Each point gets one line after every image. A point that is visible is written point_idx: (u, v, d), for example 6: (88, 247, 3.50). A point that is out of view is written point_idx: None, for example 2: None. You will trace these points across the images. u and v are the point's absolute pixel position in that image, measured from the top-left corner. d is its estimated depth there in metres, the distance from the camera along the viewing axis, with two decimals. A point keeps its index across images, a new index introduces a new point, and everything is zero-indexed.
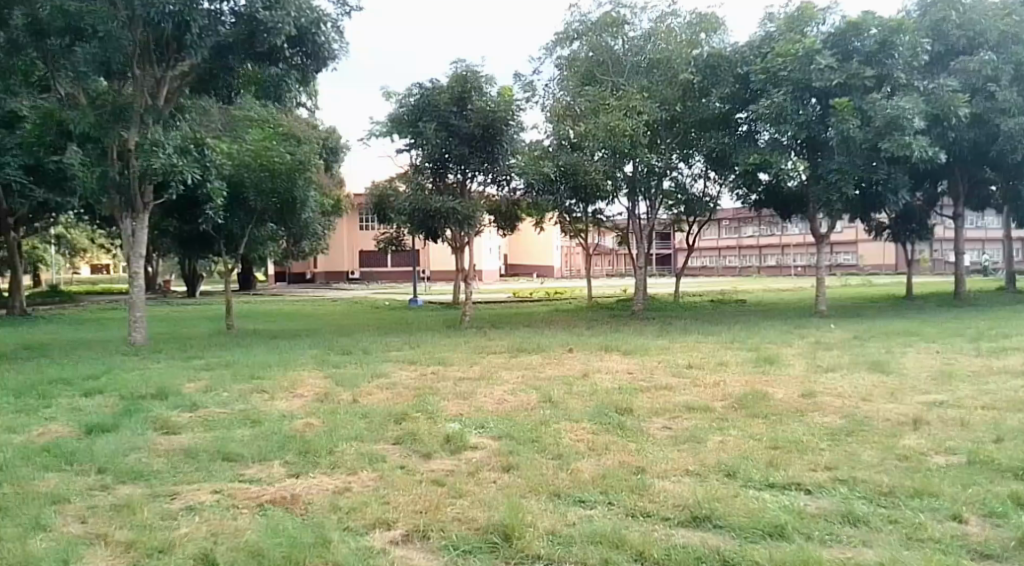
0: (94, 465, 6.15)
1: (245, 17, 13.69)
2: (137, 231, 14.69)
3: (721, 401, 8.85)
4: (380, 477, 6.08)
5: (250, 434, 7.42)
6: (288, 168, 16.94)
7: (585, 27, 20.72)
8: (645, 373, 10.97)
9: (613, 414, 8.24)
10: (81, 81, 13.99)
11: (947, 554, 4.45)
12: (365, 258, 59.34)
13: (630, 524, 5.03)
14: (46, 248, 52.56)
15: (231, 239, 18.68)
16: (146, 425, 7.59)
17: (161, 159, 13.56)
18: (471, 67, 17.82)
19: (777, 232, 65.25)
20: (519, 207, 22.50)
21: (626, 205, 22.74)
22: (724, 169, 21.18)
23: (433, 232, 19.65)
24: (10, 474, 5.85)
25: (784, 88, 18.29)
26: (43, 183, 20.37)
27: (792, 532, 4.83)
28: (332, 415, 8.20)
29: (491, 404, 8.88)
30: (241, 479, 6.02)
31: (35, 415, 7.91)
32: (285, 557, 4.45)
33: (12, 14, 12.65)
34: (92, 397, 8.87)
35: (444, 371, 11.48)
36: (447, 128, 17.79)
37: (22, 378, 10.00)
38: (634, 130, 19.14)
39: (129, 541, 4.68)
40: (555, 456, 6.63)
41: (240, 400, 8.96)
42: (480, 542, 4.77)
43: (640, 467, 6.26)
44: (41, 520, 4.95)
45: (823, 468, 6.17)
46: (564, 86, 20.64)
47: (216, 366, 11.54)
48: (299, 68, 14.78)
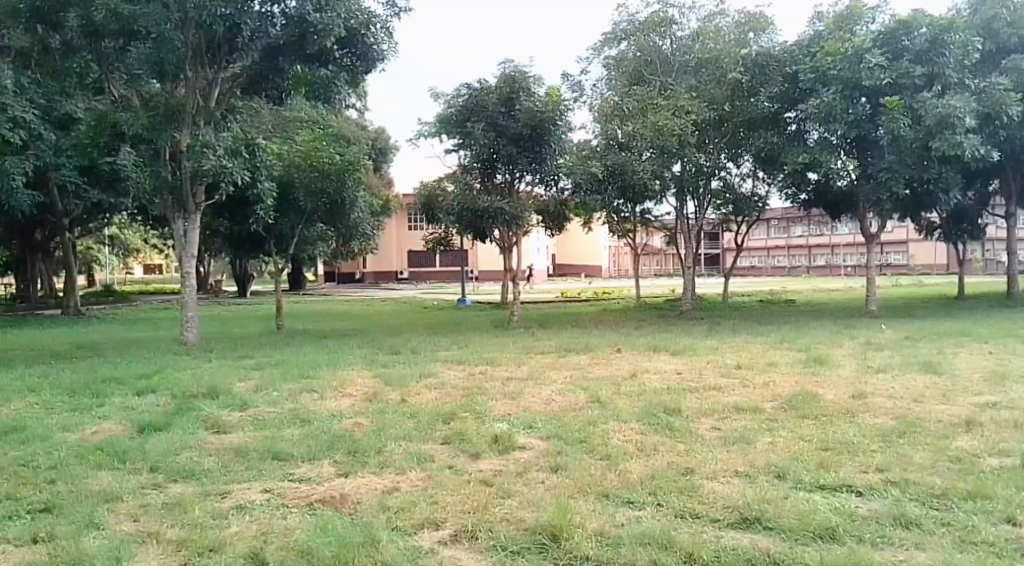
0: (147, 464, 6.21)
1: (295, 19, 13.77)
2: (188, 231, 14.97)
3: (771, 401, 8.61)
4: (428, 477, 6.01)
5: (299, 433, 7.43)
6: (338, 168, 16.97)
7: (634, 27, 20.55)
8: (694, 373, 10.76)
9: (662, 414, 8.06)
10: (136, 83, 14.36)
11: (1003, 557, 4.21)
12: (414, 258, 59.88)
13: (679, 525, 4.86)
14: (101, 249, 53.91)
15: (282, 238, 18.89)
16: (196, 424, 7.65)
17: (211, 160, 13.74)
18: (519, 67, 17.77)
19: (826, 232, 63.86)
20: (566, 207, 22.35)
21: (675, 205, 22.38)
22: (773, 170, 20.55)
23: (480, 233, 19.65)
24: (65, 472, 5.93)
25: (832, 87, 17.75)
26: (98, 184, 20.85)
27: (844, 535, 4.62)
28: (381, 415, 8.18)
29: (539, 404, 8.77)
30: (291, 478, 6.02)
31: (89, 414, 8.03)
32: (334, 556, 4.39)
33: (69, 17, 12.93)
34: (145, 397, 8.99)
35: (492, 371, 11.41)
36: (495, 129, 17.75)
37: (77, 377, 10.18)
38: (683, 130, 18.67)
39: (181, 540, 4.69)
40: (601, 456, 6.49)
41: (289, 400, 9.00)
42: (528, 542, 4.66)
43: (688, 467, 6.08)
44: (94, 518, 4.99)
45: (874, 470, 5.92)
46: (612, 86, 20.61)
47: (266, 365, 11.63)
48: (349, 69, 14.91)
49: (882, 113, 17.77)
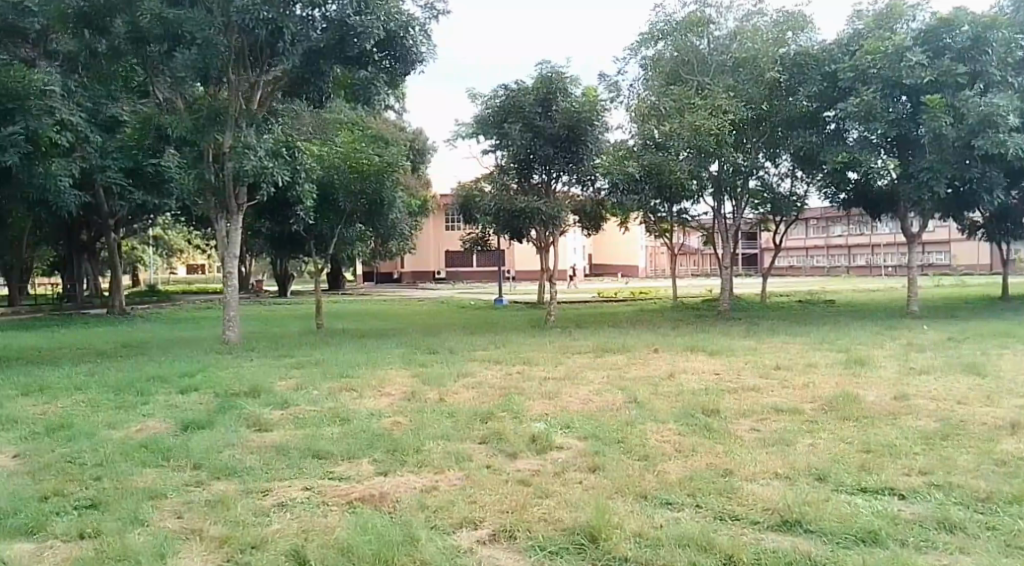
0: (190, 461, 6.31)
1: (336, 23, 13.92)
2: (232, 231, 15.15)
3: (811, 403, 8.45)
4: (465, 477, 6.00)
5: (338, 432, 7.48)
6: (376, 169, 17.10)
7: (671, 27, 20.30)
8: (732, 374, 10.62)
9: (700, 415, 7.96)
10: (180, 86, 14.60)
11: None
12: (451, 258, 60.16)
13: (718, 528, 4.78)
14: (145, 249, 55.17)
15: (321, 239, 19.05)
16: (238, 423, 7.74)
17: (253, 161, 13.90)
18: (557, 68, 17.69)
19: (866, 232, 62.71)
20: (603, 207, 22.33)
21: (711, 204, 22.11)
22: (812, 168, 20.27)
23: (517, 233, 19.71)
24: (110, 469, 6.04)
25: (873, 86, 17.40)
26: (143, 186, 21.29)
27: (886, 539, 4.51)
28: (419, 414, 8.21)
29: (576, 404, 8.73)
30: (331, 476, 6.06)
31: (134, 411, 8.18)
32: (374, 555, 4.41)
33: (116, 22, 13.21)
34: (188, 394, 9.15)
35: (529, 371, 11.37)
36: (532, 129, 17.68)
37: (123, 375, 10.39)
38: (721, 130, 18.38)
39: (223, 537, 4.74)
40: (639, 457, 6.43)
41: (329, 398, 9.08)
42: (566, 542, 4.63)
43: (728, 469, 5.98)
44: (139, 515, 5.07)
45: (917, 472, 5.77)
46: (649, 86, 20.48)
47: (306, 364, 11.76)
48: (388, 71, 14.95)
49: (922, 112, 17.35)
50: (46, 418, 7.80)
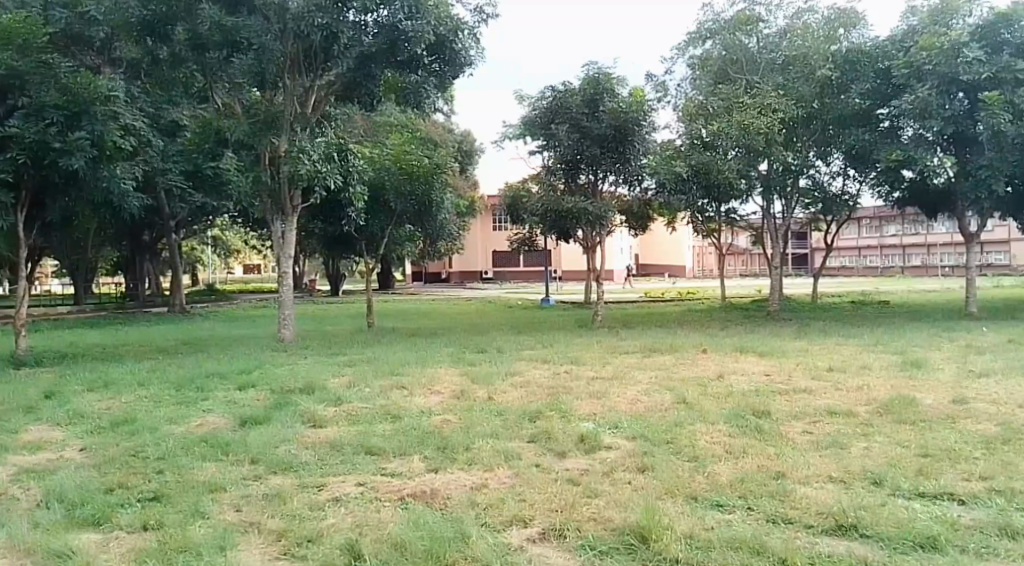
0: (248, 455, 6.47)
1: (386, 28, 14.07)
2: (287, 233, 15.43)
3: (865, 406, 8.28)
4: (515, 475, 6.04)
5: (390, 429, 7.58)
6: (425, 171, 17.37)
7: (719, 26, 20.14)
8: (784, 375, 10.47)
9: (750, 417, 7.88)
10: (237, 91, 14.99)
11: None
12: (498, 258, 60.38)
13: (771, 530, 4.75)
14: (204, 249, 56.73)
15: (372, 240, 19.22)
16: (294, 418, 7.92)
17: (307, 165, 14.14)
18: (603, 69, 17.70)
19: (921, 232, 61.15)
20: (650, 207, 22.25)
21: (761, 204, 21.81)
22: (865, 167, 19.83)
23: (564, 233, 19.68)
24: (172, 462, 6.24)
25: (928, 83, 16.93)
26: (203, 189, 22.06)
27: (946, 545, 4.43)
28: (468, 412, 8.29)
29: (625, 405, 8.70)
30: (384, 473, 6.17)
31: (194, 407, 8.42)
32: (426, 550, 4.48)
33: (177, 30, 13.61)
34: (246, 391, 9.38)
35: (577, 371, 11.36)
36: (579, 130, 17.70)
37: (185, 372, 10.69)
38: (770, 130, 18.03)
39: (280, 531, 4.86)
40: (689, 458, 6.40)
41: (380, 396, 9.24)
42: (616, 542, 4.64)
43: (780, 472, 5.92)
44: (200, 507, 5.23)
45: (977, 478, 5.64)
46: (697, 86, 20.59)
47: (358, 362, 11.95)
48: (437, 75, 15.20)
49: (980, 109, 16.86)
50: (111, 413, 8.06)
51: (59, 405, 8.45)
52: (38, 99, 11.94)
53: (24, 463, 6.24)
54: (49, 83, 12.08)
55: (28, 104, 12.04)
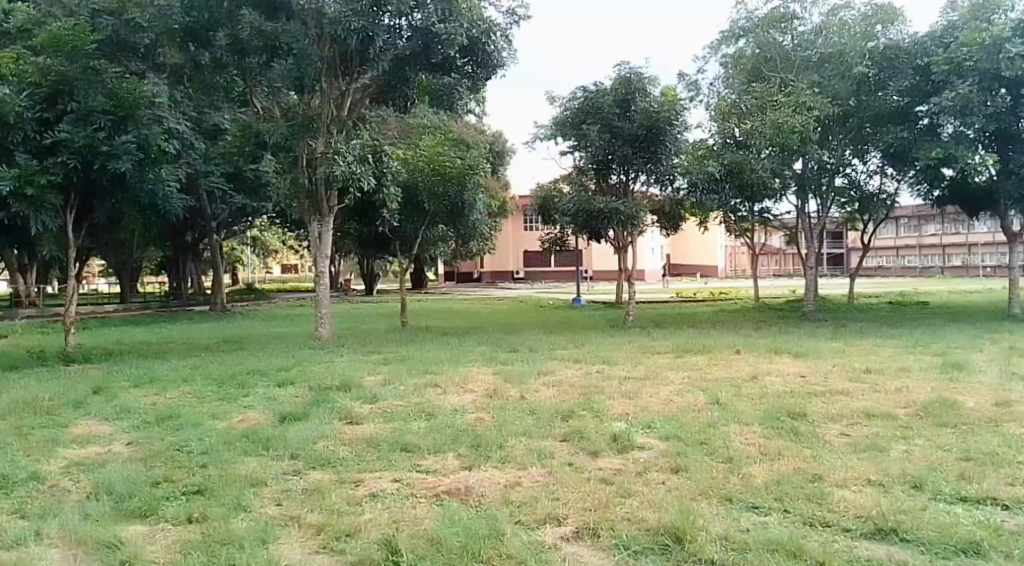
0: (288, 451, 6.59)
1: (421, 31, 14.13)
2: (324, 233, 15.59)
3: (904, 409, 8.18)
4: (549, 474, 6.08)
5: (424, 427, 7.65)
6: (458, 172, 17.48)
7: (753, 24, 19.71)
8: (820, 377, 10.35)
9: (785, 418, 7.82)
10: (276, 94, 15.20)
11: None
12: (529, 258, 60.45)
13: (808, 533, 4.73)
14: (243, 249, 57.61)
15: (406, 240, 19.39)
16: (330, 415, 8.03)
17: (342, 167, 14.33)
18: (635, 69, 17.63)
19: (962, 231, 60.11)
20: (682, 207, 22.10)
21: (796, 203, 21.55)
22: (903, 165, 19.59)
23: (595, 233, 19.65)
24: (216, 457, 6.37)
25: (969, 79, 16.62)
26: (243, 190, 22.52)
27: (990, 550, 4.38)
28: (502, 411, 8.35)
29: (658, 405, 8.67)
30: (419, 469, 6.24)
31: (236, 403, 8.58)
32: (462, 547, 4.53)
33: (218, 35, 13.86)
34: (285, 387, 9.54)
35: (608, 371, 11.35)
36: (611, 130, 17.69)
37: (226, 369, 10.90)
38: (805, 127, 17.50)
39: (321, 525, 4.95)
40: (724, 459, 6.37)
41: (415, 394, 9.34)
42: (650, 542, 4.66)
43: (816, 474, 5.89)
44: (242, 501, 5.33)
45: (1022, 483, 5.55)
46: (730, 84, 20.03)
47: (392, 360, 12.05)
48: (470, 76, 15.32)
49: None
50: (156, 408, 8.25)
51: (106, 400, 8.68)
52: (86, 104, 12.26)
53: (74, 456, 6.41)
54: (96, 88, 12.39)
55: (76, 109, 12.32)
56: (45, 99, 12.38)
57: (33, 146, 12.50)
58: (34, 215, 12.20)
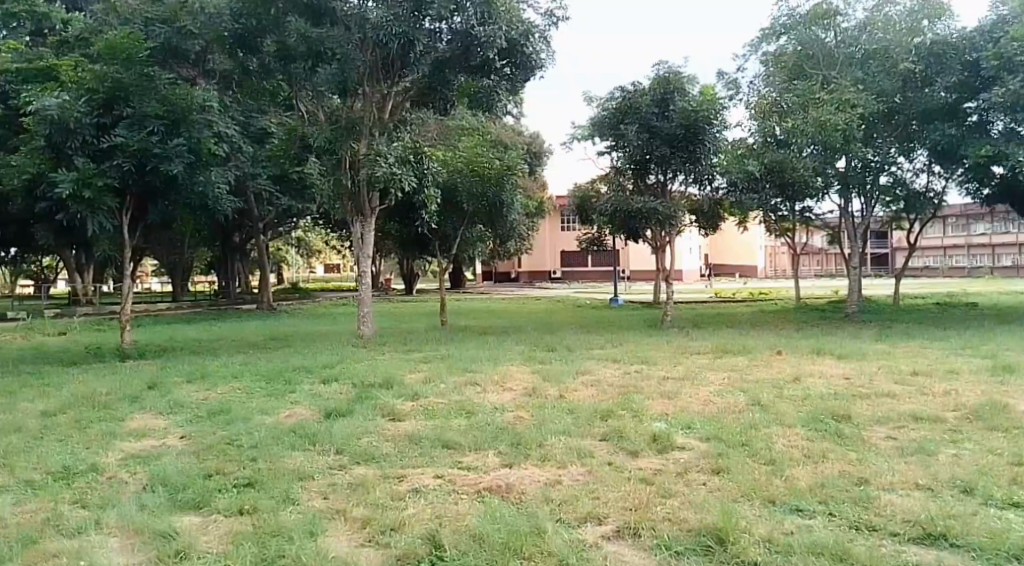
0: (333, 446, 6.71)
1: (461, 34, 14.28)
2: (365, 234, 15.92)
3: (953, 412, 8.04)
4: (589, 473, 6.10)
5: (465, 424, 7.73)
6: (497, 173, 17.57)
7: (793, 21, 19.50)
8: (864, 379, 10.21)
9: (829, 421, 7.75)
10: (319, 98, 15.43)
11: None
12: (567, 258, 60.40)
13: (854, 537, 4.69)
14: (288, 249, 58.55)
15: (445, 240, 19.55)
16: (373, 412, 8.16)
17: (382, 169, 14.50)
18: (674, 67, 17.60)
19: (1013, 230, 58.62)
20: (722, 206, 21.97)
21: (839, 202, 21.21)
22: (952, 163, 19.24)
23: (634, 233, 19.68)
24: (264, 451, 6.52)
25: (1020, 74, 16.02)
26: (288, 190, 23.15)
27: None
28: (541, 409, 8.40)
29: (697, 406, 8.64)
30: (460, 466, 6.32)
31: (283, 399, 8.76)
32: (504, 544, 4.59)
33: (266, 42, 14.35)
34: (329, 384, 9.71)
35: (648, 370, 11.34)
36: (649, 130, 17.63)
37: (273, 365, 11.12)
38: (848, 125, 17.15)
39: (366, 519, 5.04)
40: (766, 461, 6.33)
41: (455, 392, 9.42)
42: (692, 543, 4.66)
43: (862, 478, 5.83)
44: (290, 494, 5.46)
45: None
46: (770, 82, 19.63)
47: (433, 359, 12.16)
48: (509, 79, 15.37)
49: None
50: (207, 403, 8.46)
51: (160, 395, 8.91)
52: (140, 109, 12.60)
53: (130, 449, 6.61)
54: (149, 94, 12.68)
55: (130, 115, 12.68)
56: (100, 105, 12.69)
57: (90, 150, 12.83)
58: (92, 216, 12.64)
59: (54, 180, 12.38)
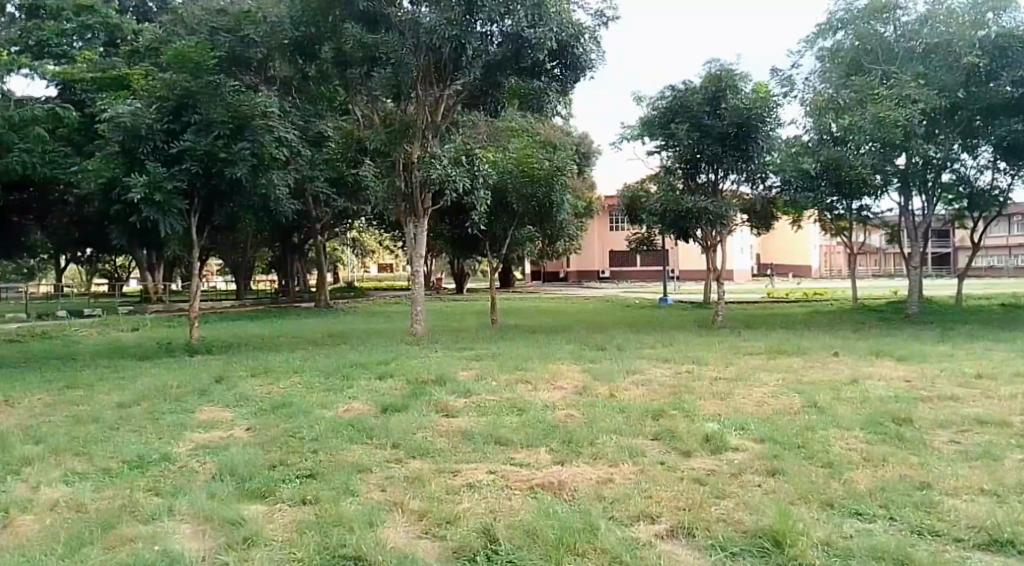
0: (389, 440, 6.88)
1: (512, 37, 14.36)
2: (420, 235, 16.06)
3: (1020, 417, 7.84)
4: (641, 472, 6.14)
5: (517, 421, 7.84)
6: (547, 174, 17.69)
7: (851, 16, 18.97)
8: (926, 381, 10.02)
9: (889, 423, 7.63)
10: (374, 104, 15.74)
11: None
12: (616, 258, 60.15)
13: (917, 542, 4.65)
14: (342, 249, 59.58)
15: (495, 240, 19.71)
16: (427, 407, 8.32)
17: (437, 169, 14.88)
18: (725, 65, 17.43)
19: None
20: (775, 205, 21.72)
21: (898, 200, 20.75)
22: (1018, 158, 18.95)
23: (684, 233, 19.59)
24: (323, 443, 6.72)
25: None
26: (344, 193, 23.73)
27: None
28: (591, 408, 8.43)
29: (751, 407, 8.59)
30: (512, 462, 6.41)
31: (341, 394, 8.97)
32: (558, 539, 4.66)
33: (324, 48, 14.65)
34: (384, 380, 9.91)
35: (699, 370, 11.29)
36: (700, 129, 17.47)
37: (332, 361, 11.41)
38: (909, 121, 16.60)
39: (422, 512, 5.16)
40: (824, 464, 6.27)
41: (507, 389, 9.52)
42: (749, 545, 4.67)
43: (924, 481, 5.75)
44: (349, 486, 5.62)
45: None
46: (826, 78, 19.29)
47: (484, 357, 12.29)
48: (559, 80, 15.44)
49: None
50: (270, 397, 8.73)
51: (226, 388, 9.23)
52: (207, 116, 13.04)
53: (198, 440, 6.86)
54: (216, 101, 13.12)
55: (199, 121, 13.13)
56: (171, 112, 13.22)
57: (161, 155, 13.32)
58: (162, 220, 13.04)
59: (127, 183, 12.86)
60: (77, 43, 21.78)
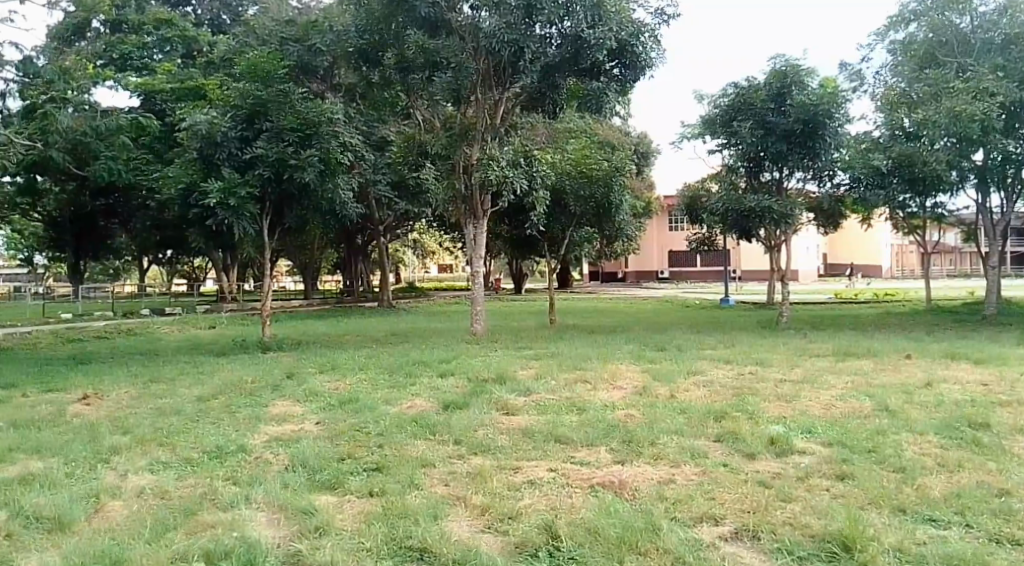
0: (452, 437, 7.04)
1: (570, 38, 14.42)
2: (478, 236, 16.21)
3: None
4: (704, 473, 6.17)
5: (577, 420, 7.92)
6: (606, 174, 17.74)
7: (925, 7, 18.42)
8: (1004, 386, 9.70)
9: (966, 429, 7.47)
10: (434, 107, 15.97)
11: None
12: (676, 258, 59.50)
13: (995, 550, 4.58)
14: (404, 249, 60.34)
15: (555, 240, 19.78)
16: (488, 405, 8.48)
17: (496, 171, 15.04)
18: (791, 61, 17.17)
19: None
20: (842, 203, 21.25)
21: (975, 197, 20.14)
22: None
23: (747, 233, 19.35)
24: (388, 439, 6.92)
25: None
26: (404, 195, 24.10)
27: None
28: (651, 408, 8.46)
29: (816, 409, 8.49)
30: (573, 461, 6.50)
31: (405, 391, 9.19)
32: (621, 537, 4.75)
33: (387, 55, 14.97)
34: (445, 378, 10.11)
35: (763, 372, 11.18)
36: (764, 127, 17.24)
37: (396, 360, 11.64)
38: (987, 114, 16.03)
39: (485, 507, 5.30)
40: (895, 469, 6.19)
41: (566, 388, 9.61)
42: (816, 549, 4.67)
43: (1003, 489, 5.63)
44: (415, 479, 5.80)
45: None
46: (898, 72, 18.78)
47: (543, 357, 12.37)
48: (619, 80, 15.32)
49: None
50: (337, 393, 9.00)
51: (296, 384, 9.56)
52: (278, 122, 13.49)
53: (272, 432, 7.16)
54: (286, 107, 13.53)
55: (271, 127, 13.58)
56: (243, 120, 13.71)
57: (235, 162, 13.82)
58: (236, 222, 13.50)
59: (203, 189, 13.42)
60: (157, 55, 23.02)
